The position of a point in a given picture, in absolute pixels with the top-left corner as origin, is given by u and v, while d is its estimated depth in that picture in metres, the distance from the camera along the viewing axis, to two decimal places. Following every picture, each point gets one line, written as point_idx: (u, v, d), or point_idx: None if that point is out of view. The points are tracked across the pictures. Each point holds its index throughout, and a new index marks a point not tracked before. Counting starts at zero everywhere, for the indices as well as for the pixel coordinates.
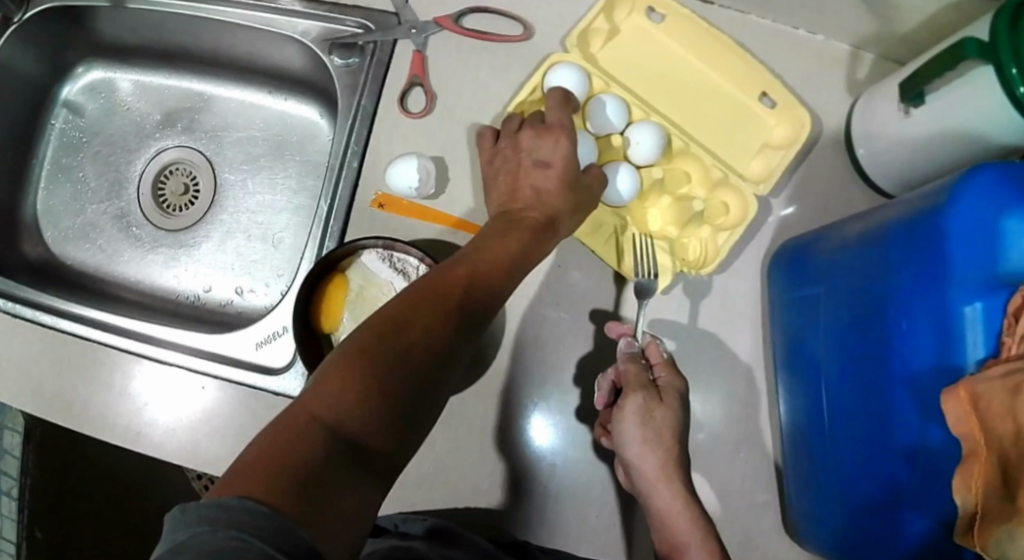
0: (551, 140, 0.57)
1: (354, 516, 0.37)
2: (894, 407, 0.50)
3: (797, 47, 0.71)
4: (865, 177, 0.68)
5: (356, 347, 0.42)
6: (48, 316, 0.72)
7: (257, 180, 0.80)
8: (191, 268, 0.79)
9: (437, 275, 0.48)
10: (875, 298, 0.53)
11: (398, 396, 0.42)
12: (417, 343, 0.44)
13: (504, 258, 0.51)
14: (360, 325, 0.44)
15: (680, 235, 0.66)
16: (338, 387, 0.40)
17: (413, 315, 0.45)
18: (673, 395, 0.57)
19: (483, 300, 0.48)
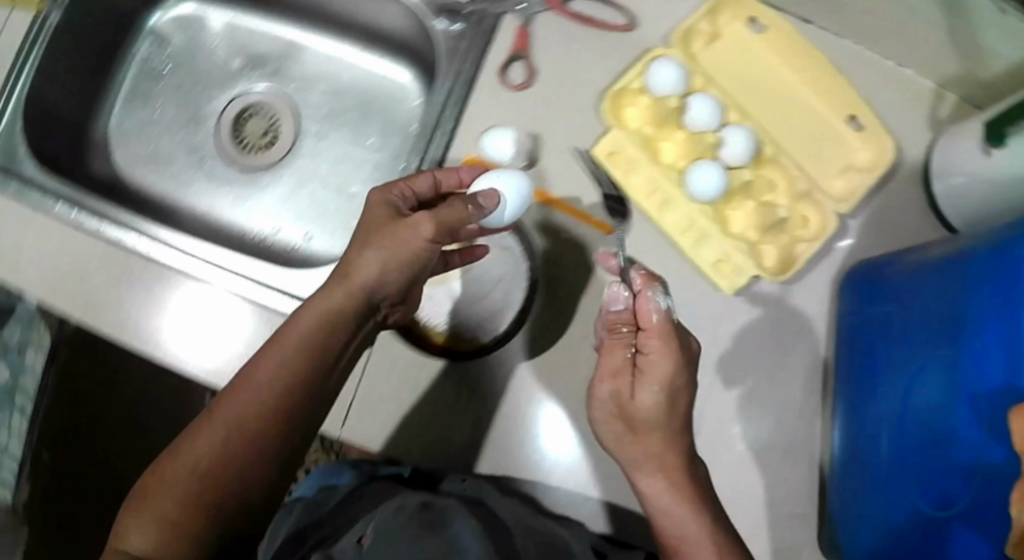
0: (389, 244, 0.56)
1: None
2: (955, 424, 0.51)
3: (887, 77, 0.73)
4: (938, 212, 0.70)
5: (182, 473, 0.52)
6: (113, 229, 0.74)
7: (338, 134, 0.81)
8: (264, 208, 0.81)
9: (252, 379, 0.54)
10: (947, 318, 0.54)
11: (217, 519, 0.52)
12: (213, 466, 0.52)
13: (314, 342, 0.54)
14: (186, 431, 0.55)
15: (760, 240, 0.67)
16: (155, 524, 0.51)
17: (209, 435, 0.52)
18: (663, 374, 0.50)
19: (286, 409, 0.54)
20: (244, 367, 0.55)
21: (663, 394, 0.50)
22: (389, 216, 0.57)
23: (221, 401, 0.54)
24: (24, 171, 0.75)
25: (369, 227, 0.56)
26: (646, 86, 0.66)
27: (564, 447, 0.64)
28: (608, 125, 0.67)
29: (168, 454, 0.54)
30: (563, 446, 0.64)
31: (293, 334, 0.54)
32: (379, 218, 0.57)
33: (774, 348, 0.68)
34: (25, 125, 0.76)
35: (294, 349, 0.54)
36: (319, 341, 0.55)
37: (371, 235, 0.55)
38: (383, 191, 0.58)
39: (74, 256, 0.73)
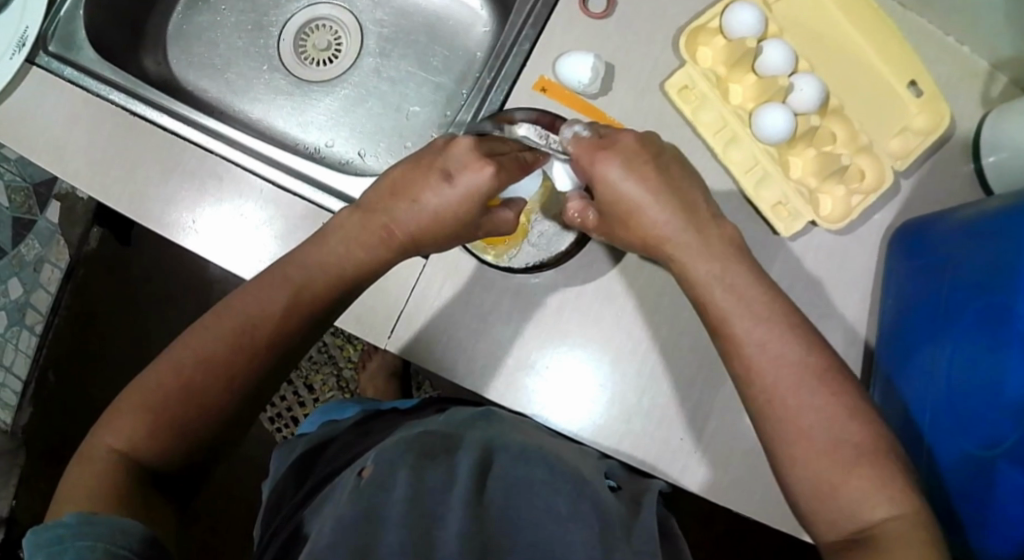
0: (457, 214, 0.60)
1: (190, 469, 0.56)
2: (1014, 361, 0.54)
3: (945, 51, 0.74)
4: (985, 185, 0.71)
5: (176, 381, 0.55)
6: (171, 121, 0.72)
7: (402, 55, 0.83)
8: (319, 118, 0.82)
9: (265, 302, 0.57)
10: (1003, 266, 0.57)
11: (208, 429, 0.55)
12: (220, 379, 0.55)
13: (326, 283, 0.59)
14: (183, 336, 0.57)
15: (818, 187, 0.69)
16: (138, 419, 0.54)
17: (220, 347, 0.55)
18: (615, 172, 0.59)
19: (296, 334, 0.58)
20: (250, 284, 0.58)
21: (625, 179, 0.59)
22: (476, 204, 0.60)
23: (224, 313, 0.57)
24: (81, 58, 0.74)
25: (439, 205, 0.60)
26: (723, 27, 0.68)
27: (575, 399, 0.68)
28: (683, 61, 0.69)
29: (161, 361, 0.56)
30: (567, 386, 0.68)
31: (315, 268, 0.59)
32: (466, 200, 0.60)
33: (826, 296, 0.69)
34: (88, 12, 0.76)
35: (317, 279, 0.59)
36: (331, 280, 0.59)
37: (438, 217, 0.60)
38: (468, 165, 0.59)
39: (131, 144, 0.72)
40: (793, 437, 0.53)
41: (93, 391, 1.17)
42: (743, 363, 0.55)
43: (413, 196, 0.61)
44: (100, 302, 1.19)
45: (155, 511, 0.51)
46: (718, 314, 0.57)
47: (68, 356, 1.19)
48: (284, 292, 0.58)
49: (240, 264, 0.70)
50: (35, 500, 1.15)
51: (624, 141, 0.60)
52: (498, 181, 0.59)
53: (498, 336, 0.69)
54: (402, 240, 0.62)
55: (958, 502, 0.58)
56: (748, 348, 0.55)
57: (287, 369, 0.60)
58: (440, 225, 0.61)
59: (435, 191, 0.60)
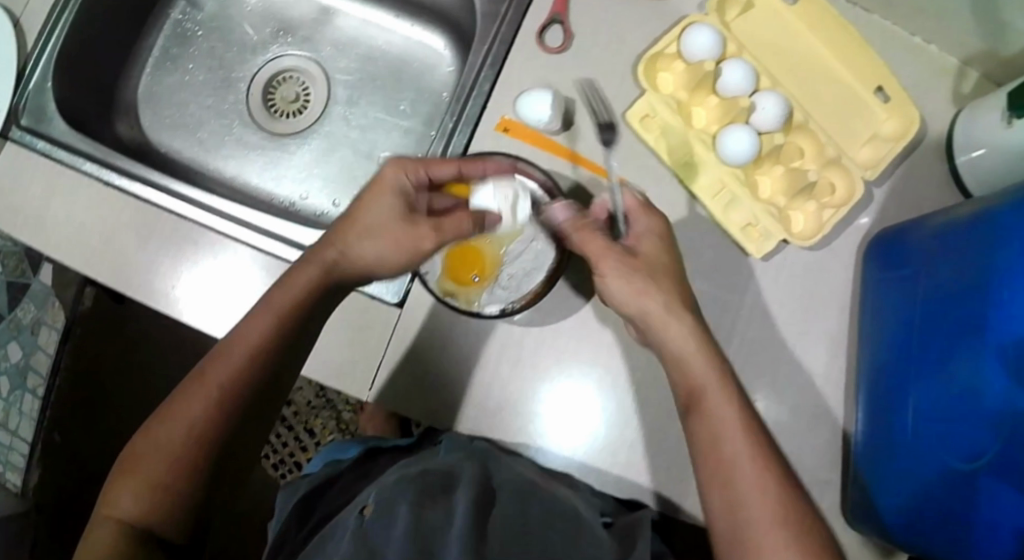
0: (383, 213, 0.62)
1: (188, 525, 0.57)
2: (985, 377, 0.54)
3: (912, 51, 0.73)
4: (961, 184, 0.70)
5: (159, 445, 0.56)
6: (143, 188, 0.74)
7: (370, 99, 0.83)
8: (291, 170, 0.82)
9: (227, 354, 0.58)
10: (972, 279, 0.56)
11: (195, 482, 0.56)
12: (198, 429, 0.56)
13: (280, 322, 0.59)
14: (163, 406, 0.58)
15: (789, 205, 0.68)
16: (129, 490, 0.55)
17: (194, 402, 0.57)
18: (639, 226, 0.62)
19: (264, 370, 0.59)
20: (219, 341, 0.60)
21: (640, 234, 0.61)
22: (396, 202, 0.62)
23: (196, 378, 0.58)
24: (53, 130, 0.75)
25: (372, 216, 0.62)
26: (681, 51, 0.67)
27: (562, 435, 0.68)
28: (643, 88, 0.69)
29: (144, 432, 0.57)
30: (563, 433, 0.68)
31: (272, 304, 0.60)
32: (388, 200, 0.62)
33: (802, 313, 0.69)
34: (57, 84, 0.77)
35: (275, 315, 0.59)
36: (281, 318, 0.59)
37: (374, 225, 0.62)
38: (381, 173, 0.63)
39: (105, 214, 0.73)
40: (750, 485, 0.54)
41: (101, 444, 1.18)
42: (712, 415, 0.57)
43: (347, 221, 0.63)
44: (102, 355, 1.20)
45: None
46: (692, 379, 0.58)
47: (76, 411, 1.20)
48: (244, 338, 0.59)
49: (221, 326, 0.71)
50: None
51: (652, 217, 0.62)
52: (408, 162, 0.62)
53: (481, 378, 0.69)
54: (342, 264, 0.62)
55: (942, 515, 0.58)
56: (711, 394, 0.57)
57: (263, 406, 0.61)
58: (379, 232, 0.62)
59: (371, 210, 0.62)
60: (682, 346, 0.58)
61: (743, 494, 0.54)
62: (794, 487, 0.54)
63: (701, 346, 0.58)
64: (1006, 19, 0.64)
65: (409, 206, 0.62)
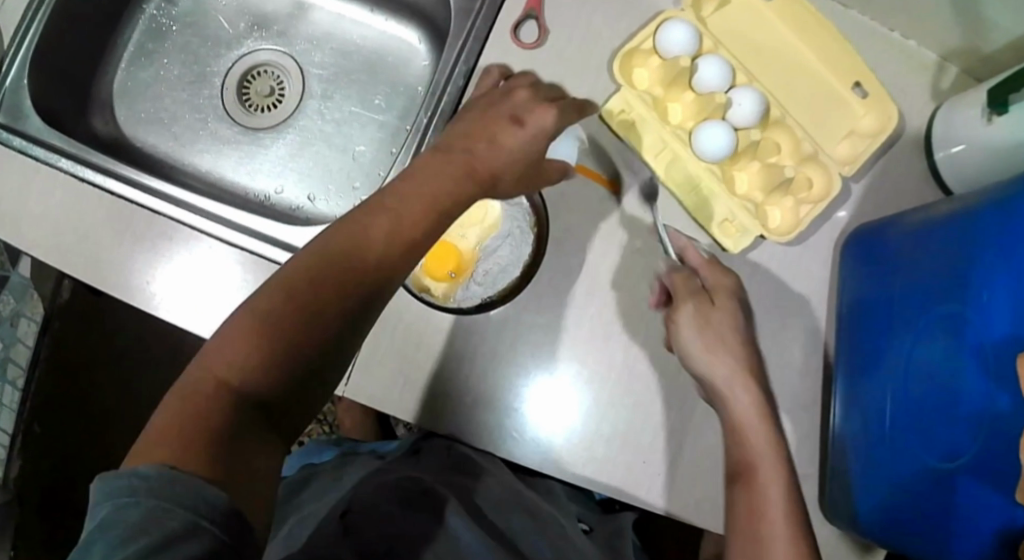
0: (506, 143, 0.55)
1: (284, 441, 0.45)
2: (965, 378, 0.53)
3: (891, 47, 0.73)
4: (939, 179, 0.70)
5: (309, 284, 0.46)
6: (116, 184, 0.73)
7: (345, 95, 0.83)
8: (266, 165, 0.81)
9: (399, 206, 0.50)
10: (954, 278, 0.55)
11: (299, 379, 0.45)
12: (311, 317, 0.45)
13: (454, 197, 0.52)
14: (261, 294, 0.47)
15: (765, 201, 0.68)
16: (244, 348, 0.44)
17: (304, 274, 0.46)
18: (722, 300, 0.63)
19: (390, 263, 0.49)
20: (335, 224, 0.49)
21: (728, 310, 0.63)
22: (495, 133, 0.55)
23: (372, 205, 0.50)
24: (29, 127, 0.75)
25: (512, 147, 0.55)
26: (657, 46, 0.67)
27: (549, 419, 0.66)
28: (619, 84, 0.69)
29: (237, 316, 0.45)
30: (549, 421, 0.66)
31: (407, 197, 0.51)
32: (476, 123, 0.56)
33: (778, 309, 0.68)
34: (33, 82, 0.76)
35: (423, 212, 0.50)
36: (445, 204, 0.51)
37: (508, 158, 0.55)
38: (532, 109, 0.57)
39: (79, 211, 0.73)
40: (781, 524, 0.56)
41: (83, 442, 1.18)
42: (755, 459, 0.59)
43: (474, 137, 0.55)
44: (81, 351, 1.19)
45: (246, 488, 0.40)
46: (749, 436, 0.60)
47: (57, 407, 1.18)
48: (412, 206, 0.50)
49: (196, 321, 0.71)
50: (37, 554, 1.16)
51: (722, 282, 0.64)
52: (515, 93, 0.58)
53: None
54: (481, 176, 0.54)
55: (921, 513, 0.58)
56: (762, 456, 0.59)
57: (366, 316, 0.49)
58: (511, 165, 0.55)
59: (508, 135, 0.55)
60: (742, 402, 0.60)
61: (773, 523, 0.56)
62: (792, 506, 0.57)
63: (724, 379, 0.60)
64: (985, 15, 0.64)
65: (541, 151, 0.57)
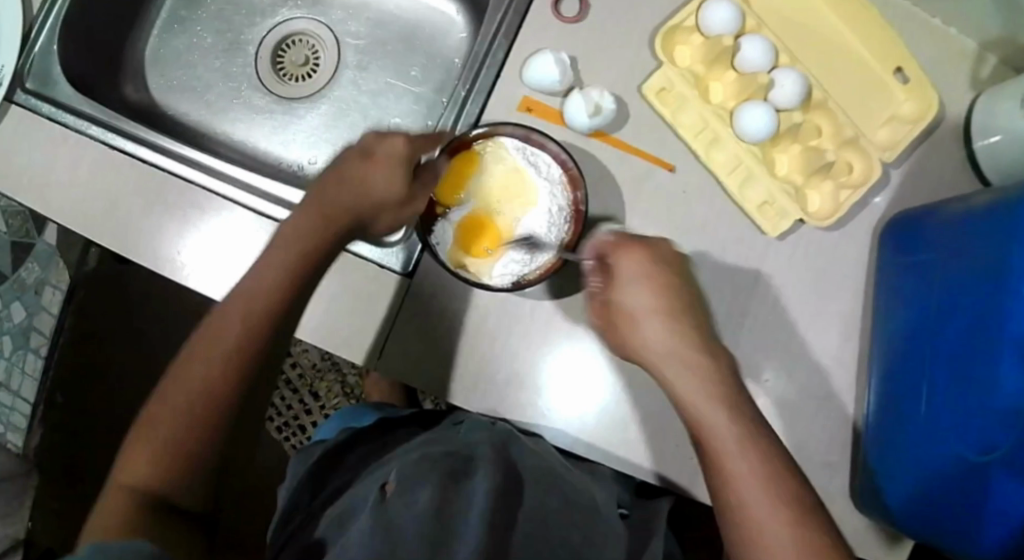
0: (385, 169, 0.61)
1: (199, 495, 0.55)
2: (1001, 370, 0.53)
3: (932, 33, 0.72)
4: (978, 168, 0.70)
5: (197, 376, 0.56)
6: (150, 153, 0.72)
7: (380, 65, 0.83)
8: (301, 136, 0.82)
9: (248, 290, 0.58)
10: (990, 272, 0.55)
11: (208, 456, 0.55)
12: (206, 397, 0.55)
13: (298, 263, 0.59)
14: (161, 384, 0.57)
15: (804, 184, 0.67)
16: (151, 456, 0.54)
17: (205, 362, 0.56)
18: (634, 269, 0.58)
19: (265, 340, 0.57)
20: (211, 314, 0.59)
21: (643, 277, 0.57)
22: (385, 176, 0.62)
23: (234, 296, 0.59)
24: (58, 94, 0.74)
25: (368, 185, 0.61)
26: (699, 25, 0.66)
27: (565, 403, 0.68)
28: (660, 61, 0.68)
29: (149, 417, 0.55)
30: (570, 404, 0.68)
31: (275, 260, 0.59)
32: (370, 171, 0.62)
33: (814, 293, 0.68)
34: (62, 48, 0.76)
35: (274, 287, 0.58)
36: (294, 266, 0.59)
37: (373, 189, 0.61)
38: (382, 140, 0.62)
39: (110, 179, 0.72)
40: (761, 495, 0.50)
41: (99, 413, 1.18)
42: (729, 455, 0.52)
43: (369, 156, 0.62)
44: (101, 323, 1.18)
45: (183, 552, 0.51)
46: (721, 427, 0.53)
47: (76, 376, 1.19)
48: (260, 284, 0.58)
49: (227, 292, 0.70)
50: (48, 524, 1.15)
51: (664, 249, 0.59)
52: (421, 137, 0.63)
53: (488, 351, 0.69)
54: (345, 218, 0.61)
55: (951, 503, 0.59)
56: (726, 438, 0.52)
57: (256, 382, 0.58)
58: (375, 199, 0.61)
59: (371, 175, 0.62)
60: (705, 402, 0.54)
61: (753, 507, 0.50)
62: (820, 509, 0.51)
63: (695, 382, 0.55)
64: None
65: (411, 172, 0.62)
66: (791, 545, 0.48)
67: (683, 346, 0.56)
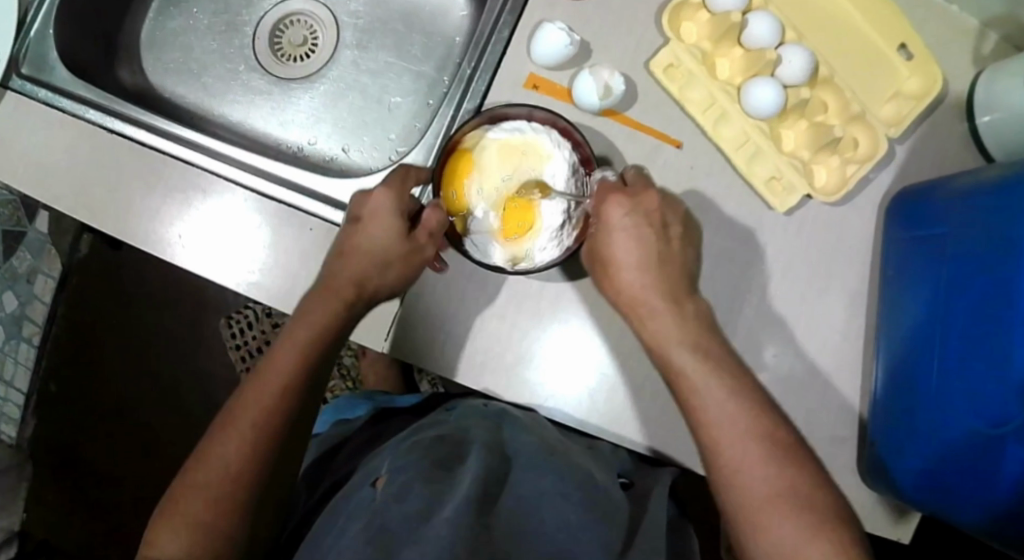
0: (377, 229, 0.63)
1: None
2: (1015, 342, 0.53)
3: (936, 9, 0.72)
4: (981, 145, 0.70)
5: (223, 453, 0.57)
6: (150, 136, 0.71)
7: (380, 45, 0.82)
8: (299, 116, 0.81)
9: (271, 369, 0.60)
10: (1002, 244, 0.55)
11: (238, 525, 0.56)
12: (234, 469, 0.57)
13: (315, 341, 0.61)
14: (193, 456, 0.59)
15: (812, 160, 0.67)
16: (182, 530, 0.55)
17: (232, 433, 0.58)
18: (616, 220, 0.59)
19: (293, 408, 0.59)
20: (238, 390, 0.61)
21: (625, 228, 0.59)
22: (381, 231, 0.63)
23: (258, 375, 0.60)
24: (55, 79, 0.73)
25: (368, 244, 0.63)
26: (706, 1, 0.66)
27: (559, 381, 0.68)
28: (668, 38, 0.68)
29: (180, 491, 0.57)
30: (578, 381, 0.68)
31: (297, 333, 0.61)
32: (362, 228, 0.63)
33: (819, 269, 0.68)
34: (58, 32, 0.75)
35: (298, 358, 0.60)
36: (311, 348, 0.61)
37: (372, 245, 0.63)
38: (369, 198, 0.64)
39: (106, 162, 0.71)
40: (740, 447, 0.53)
41: (95, 403, 1.17)
42: (702, 403, 0.55)
43: (358, 218, 0.64)
44: (95, 312, 1.18)
45: None
46: (692, 376, 0.56)
47: (71, 366, 1.18)
48: (282, 363, 0.60)
49: (226, 274, 0.69)
50: (50, 511, 1.17)
51: (646, 197, 0.60)
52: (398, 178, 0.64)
53: (497, 331, 0.68)
54: (354, 287, 0.63)
55: (961, 477, 0.59)
56: (704, 388, 0.55)
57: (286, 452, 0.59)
58: (378, 256, 0.63)
59: (364, 235, 0.63)
60: (697, 374, 0.56)
61: (735, 456, 0.53)
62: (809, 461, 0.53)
63: (678, 356, 0.57)
64: None
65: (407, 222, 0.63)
66: (784, 523, 0.50)
67: (649, 293, 0.58)
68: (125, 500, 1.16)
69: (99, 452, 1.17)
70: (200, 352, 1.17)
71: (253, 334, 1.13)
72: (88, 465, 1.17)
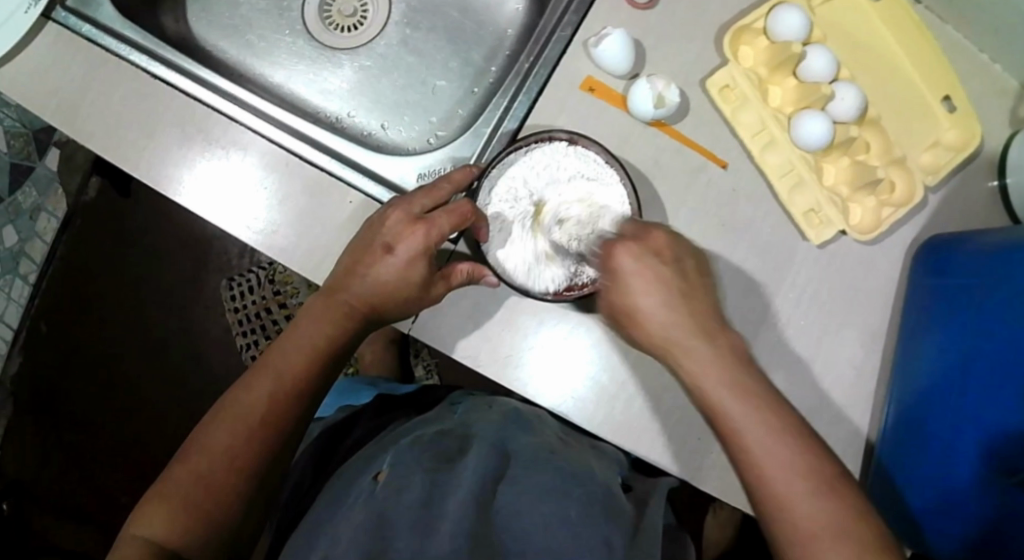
0: (401, 264, 0.61)
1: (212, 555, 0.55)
2: None
3: (982, 65, 0.72)
4: (1008, 204, 0.71)
5: (223, 442, 0.57)
6: (192, 85, 0.70)
7: (431, 26, 0.82)
8: (341, 86, 0.81)
9: (276, 366, 0.60)
10: None
11: (228, 515, 0.56)
12: (231, 457, 0.56)
13: (323, 345, 0.61)
14: (190, 438, 0.58)
15: (850, 196, 0.69)
16: (171, 510, 0.54)
17: (233, 422, 0.57)
18: (629, 265, 0.56)
19: (297, 407, 0.59)
20: (241, 378, 0.60)
21: (637, 269, 0.56)
22: (403, 267, 0.61)
23: (259, 369, 0.60)
24: (100, 14, 0.71)
25: (388, 279, 0.61)
26: (768, 28, 0.67)
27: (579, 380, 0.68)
28: (725, 60, 0.69)
29: (173, 474, 0.56)
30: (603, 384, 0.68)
31: (308, 333, 0.61)
32: (385, 261, 0.61)
33: (842, 303, 0.69)
34: None
35: (307, 356, 0.60)
36: (318, 352, 0.61)
37: (392, 283, 0.61)
38: (404, 233, 0.61)
39: (148, 107, 0.70)
40: (791, 494, 0.52)
41: (81, 349, 1.15)
42: (748, 450, 0.53)
43: (387, 246, 0.61)
44: (94, 257, 1.15)
45: None
46: (731, 427, 0.53)
47: (62, 309, 1.16)
48: (287, 362, 0.60)
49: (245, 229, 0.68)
50: (23, 452, 1.15)
51: (651, 237, 0.58)
52: (433, 199, 0.63)
53: (523, 328, 0.68)
54: (367, 307, 0.62)
55: (960, 515, 0.61)
56: (752, 438, 0.53)
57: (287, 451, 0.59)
58: (393, 292, 0.62)
59: (387, 265, 0.61)
60: (744, 420, 0.53)
61: (789, 507, 0.51)
62: (837, 478, 0.52)
63: (720, 407, 0.54)
64: None
65: (433, 266, 0.62)
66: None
67: (677, 339, 0.55)
68: (102, 449, 1.14)
69: (79, 399, 1.15)
70: (195, 310, 1.15)
71: (253, 300, 1.11)
72: (67, 411, 1.15)
